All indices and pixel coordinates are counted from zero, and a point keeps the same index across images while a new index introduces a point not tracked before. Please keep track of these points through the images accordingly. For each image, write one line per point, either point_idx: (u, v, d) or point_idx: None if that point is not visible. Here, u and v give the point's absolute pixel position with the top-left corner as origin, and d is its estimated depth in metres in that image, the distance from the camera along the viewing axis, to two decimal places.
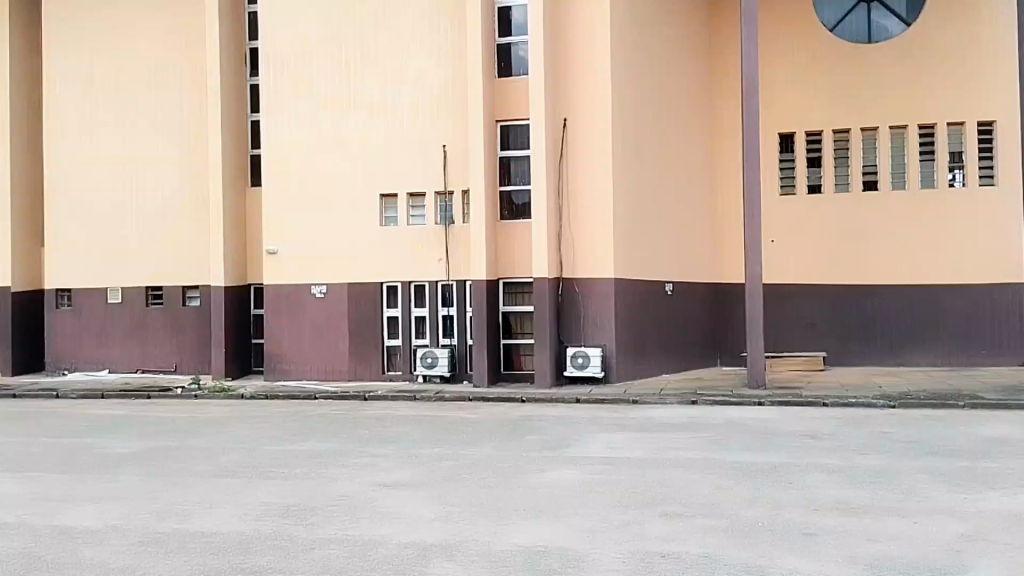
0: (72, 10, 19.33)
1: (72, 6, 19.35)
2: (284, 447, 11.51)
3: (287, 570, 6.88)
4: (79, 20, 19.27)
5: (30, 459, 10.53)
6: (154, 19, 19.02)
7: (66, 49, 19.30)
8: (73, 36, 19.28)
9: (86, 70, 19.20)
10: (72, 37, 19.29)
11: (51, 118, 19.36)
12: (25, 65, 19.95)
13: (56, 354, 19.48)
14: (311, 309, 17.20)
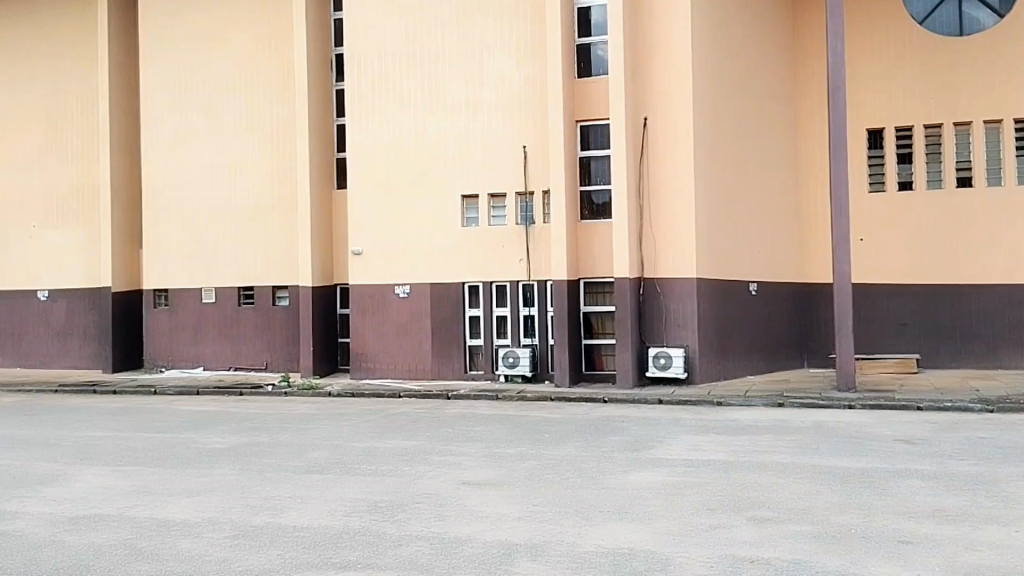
0: (168, 22, 20.20)
1: (168, 18, 20.21)
2: (370, 444, 11.77)
3: (376, 565, 7.05)
4: (175, 31, 20.12)
5: (132, 452, 11.06)
6: (243, 28, 19.70)
7: (162, 59, 20.18)
8: (168, 47, 20.14)
9: (181, 80, 20.03)
10: (168, 48, 20.15)
11: (149, 125, 20.26)
12: (124, 76, 20.93)
13: (155, 352, 20.35)
14: (395, 308, 17.56)
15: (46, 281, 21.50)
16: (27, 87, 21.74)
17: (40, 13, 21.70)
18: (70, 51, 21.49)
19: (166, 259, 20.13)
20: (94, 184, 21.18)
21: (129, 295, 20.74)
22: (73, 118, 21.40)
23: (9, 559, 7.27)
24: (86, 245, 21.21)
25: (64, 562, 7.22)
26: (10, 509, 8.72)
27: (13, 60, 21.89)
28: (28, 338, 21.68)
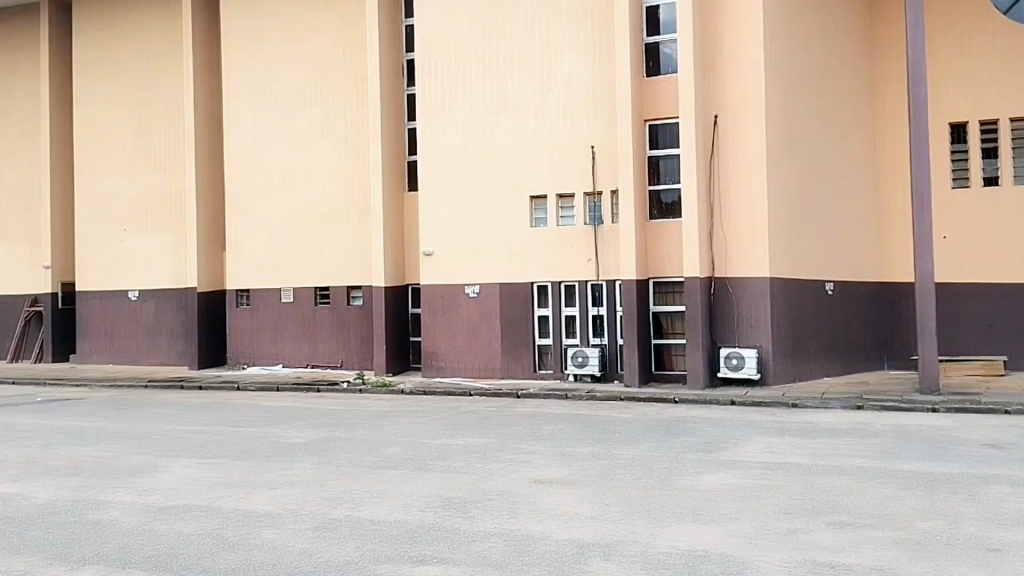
0: (246, 32, 20.89)
1: (247, 27, 20.89)
2: (443, 441, 11.97)
3: (451, 560, 7.20)
4: (253, 40, 20.79)
5: (217, 446, 11.50)
6: (318, 36, 20.23)
7: (242, 68, 20.89)
8: (247, 56, 20.84)
9: (260, 88, 20.69)
10: (247, 57, 20.84)
11: (230, 132, 20.99)
12: (207, 84, 21.72)
13: (235, 350, 21.05)
14: (465, 308, 17.79)
15: (136, 282, 22.49)
16: (117, 97, 22.76)
17: (128, 26, 22.67)
18: (156, 62, 22.40)
19: (246, 260, 20.82)
20: (179, 189, 22.05)
21: (212, 295, 21.53)
22: (159, 125, 22.32)
23: (106, 545, 7.67)
24: (172, 248, 22.11)
25: (156, 550, 7.58)
26: (106, 498, 9.19)
27: (104, 71, 22.94)
28: (119, 336, 22.74)
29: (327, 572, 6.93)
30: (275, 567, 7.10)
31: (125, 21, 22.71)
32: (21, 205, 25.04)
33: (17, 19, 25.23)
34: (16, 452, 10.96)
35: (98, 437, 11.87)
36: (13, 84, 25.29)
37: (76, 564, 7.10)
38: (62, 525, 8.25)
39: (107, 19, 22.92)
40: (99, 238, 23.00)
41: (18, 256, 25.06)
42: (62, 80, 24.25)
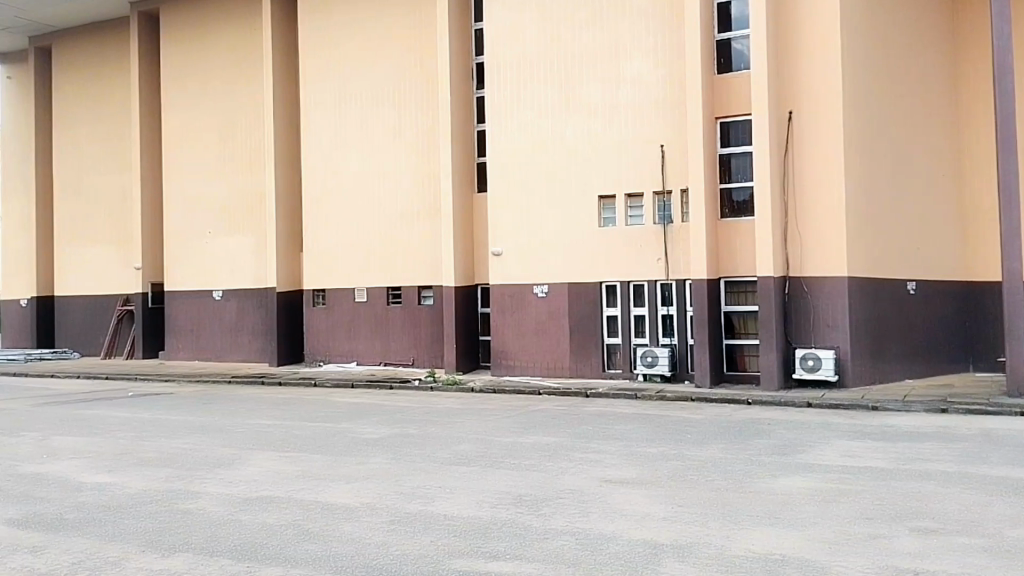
0: (322, 38, 21.43)
1: (322, 34, 21.44)
2: (515, 439, 12.09)
3: (525, 557, 7.27)
4: (328, 47, 21.33)
5: (296, 440, 11.86)
6: (389, 40, 20.62)
7: (317, 73, 21.47)
8: (322, 62, 21.41)
9: (334, 93, 21.23)
10: (322, 63, 21.40)
11: (306, 137, 21.61)
12: (285, 90, 22.37)
13: (312, 347, 21.68)
14: (534, 307, 17.91)
15: (220, 282, 23.33)
16: (200, 105, 23.65)
17: (211, 35, 23.51)
18: (236, 70, 23.16)
19: (321, 261, 21.37)
20: (259, 192, 22.77)
21: (290, 295, 22.17)
22: (237, 130, 23.10)
23: (194, 533, 8.01)
24: (252, 249, 22.85)
25: (241, 539, 7.88)
26: (194, 488, 9.58)
27: (188, 80, 23.87)
28: (203, 333, 23.64)
29: (403, 565, 7.10)
30: (354, 558, 7.30)
31: (208, 31, 23.55)
32: (113, 209, 26.26)
33: (109, 31, 26.45)
34: (111, 443, 11.53)
35: (186, 430, 12.39)
36: (106, 94, 26.52)
37: (168, 551, 7.44)
38: (153, 513, 8.65)
39: (191, 30, 23.81)
40: (184, 240, 23.96)
41: (110, 258, 26.29)
42: (151, 89, 25.29)
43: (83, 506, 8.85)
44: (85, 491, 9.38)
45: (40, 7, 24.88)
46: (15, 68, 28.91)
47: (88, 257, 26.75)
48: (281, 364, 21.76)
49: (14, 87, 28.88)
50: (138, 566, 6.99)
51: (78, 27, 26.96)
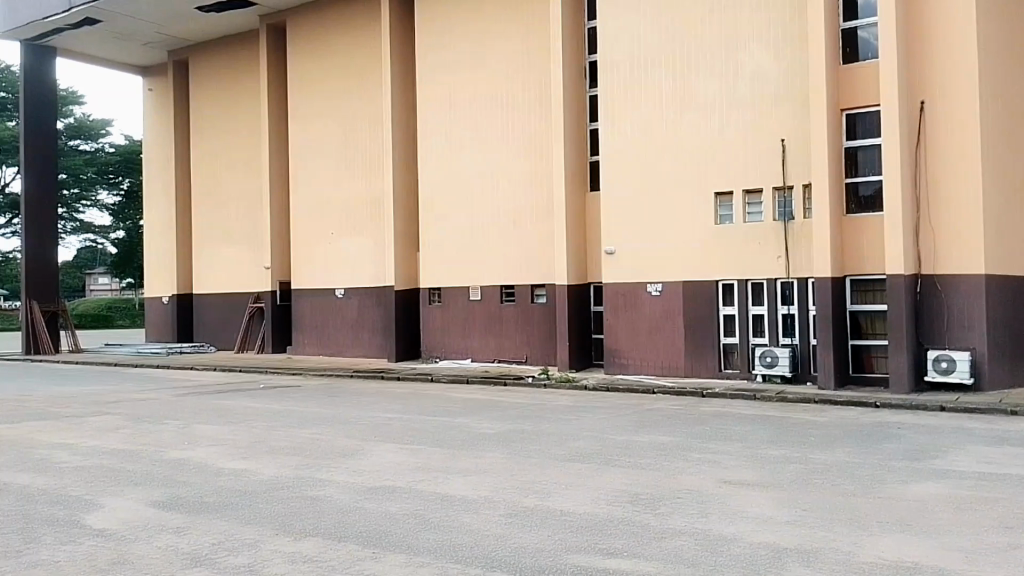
0: (438, 43, 21.97)
1: (439, 39, 21.96)
2: (630, 437, 12.03)
3: (643, 555, 7.18)
4: (444, 52, 21.85)
5: (417, 433, 12.21)
6: (503, 43, 20.89)
7: (433, 78, 22.05)
8: (439, 67, 21.94)
9: (450, 97, 21.73)
10: (439, 68, 21.95)
11: (423, 140, 22.23)
12: (402, 95, 23.02)
13: (429, 344, 22.34)
14: (647, 307, 17.82)
15: (342, 280, 24.28)
16: (323, 111, 24.68)
17: (333, 44, 24.46)
18: (356, 76, 24.00)
19: (437, 261, 22.01)
20: (378, 193, 23.53)
21: (407, 293, 22.85)
22: (357, 135, 23.96)
23: (322, 518, 8.34)
24: (371, 250, 23.65)
25: (366, 525, 8.14)
26: (321, 476, 10.00)
27: (312, 88, 24.94)
28: (326, 330, 24.67)
29: (521, 557, 7.16)
30: (472, 549, 7.41)
31: (330, 40, 24.52)
32: (244, 212, 27.76)
33: (240, 44, 27.94)
34: (247, 432, 12.20)
35: (314, 421, 12.97)
36: (237, 103, 28.05)
37: (298, 534, 7.75)
38: (284, 498, 9.06)
39: (315, 39, 24.85)
40: (309, 241, 25.08)
41: (242, 258, 27.83)
42: (279, 97, 26.53)
43: (221, 489, 9.37)
44: (223, 476, 9.94)
45: (178, 23, 26.55)
46: (156, 81, 30.95)
47: (222, 257, 28.40)
48: (399, 360, 22.43)
49: (155, 99, 30.92)
50: (271, 547, 7.32)
51: (211, 42, 28.60)
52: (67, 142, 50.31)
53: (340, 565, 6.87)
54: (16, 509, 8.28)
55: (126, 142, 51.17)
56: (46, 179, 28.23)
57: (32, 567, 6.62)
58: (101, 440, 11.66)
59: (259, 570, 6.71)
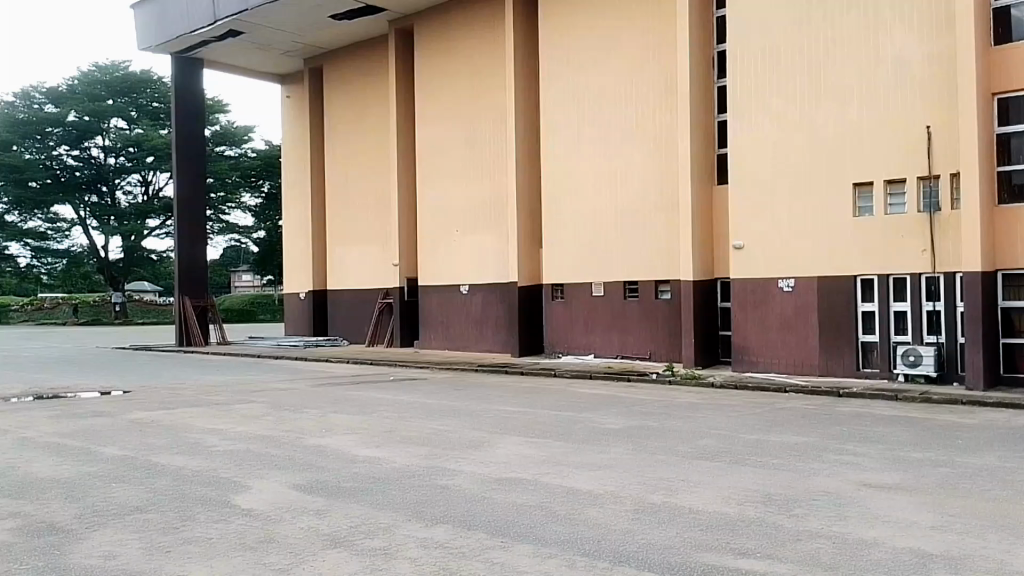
0: (562, 41, 22.12)
1: (563, 37, 22.11)
2: (759, 436, 11.73)
3: (775, 555, 6.95)
4: (568, 49, 21.97)
5: (542, 427, 12.35)
6: (627, 37, 20.78)
7: (557, 76, 22.22)
8: (563, 65, 22.09)
9: (573, 94, 21.83)
10: (563, 65, 22.09)
11: (548, 137, 22.43)
12: (527, 93, 23.29)
13: (553, 340, 22.58)
14: (779, 303, 17.31)
15: (468, 277, 24.82)
16: (450, 111, 25.27)
17: (458, 46, 25.01)
18: (482, 76, 24.44)
19: (560, 257, 22.19)
20: (502, 191, 23.89)
21: (530, 290, 23.12)
22: (481, 134, 24.41)
23: (452, 506, 8.49)
24: (495, 247, 24.07)
25: (494, 515, 8.24)
26: (449, 467, 10.23)
27: (438, 89, 25.60)
28: (451, 325, 25.28)
29: (648, 552, 7.06)
30: (599, 541, 7.37)
31: (457, 41, 25.07)
32: (374, 211, 28.85)
33: (371, 49, 29.02)
34: (379, 422, 12.69)
35: (442, 413, 13.34)
36: (368, 106, 29.16)
37: (429, 520, 7.89)
38: (414, 486, 9.29)
39: (441, 41, 25.48)
40: (435, 239, 25.78)
41: (372, 255, 28.93)
42: (407, 99, 27.35)
43: (356, 475, 9.73)
44: (358, 463, 10.34)
45: (312, 31, 27.84)
46: (293, 87, 32.58)
47: (353, 255, 29.64)
48: (523, 355, 22.76)
49: (292, 105, 32.55)
50: (404, 532, 7.46)
51: (344, 49, 29.85)
52: (214, 148, 53.55)
53: (470, 552, 6.92)
54: (174, 487, 8.82)
55: (266, 147, 54.15)
56: (195, 183, 30.28)
57: (188, 540, 6.96)
58: (247, 427, 12.38)
59: (394, 553, 6.82)
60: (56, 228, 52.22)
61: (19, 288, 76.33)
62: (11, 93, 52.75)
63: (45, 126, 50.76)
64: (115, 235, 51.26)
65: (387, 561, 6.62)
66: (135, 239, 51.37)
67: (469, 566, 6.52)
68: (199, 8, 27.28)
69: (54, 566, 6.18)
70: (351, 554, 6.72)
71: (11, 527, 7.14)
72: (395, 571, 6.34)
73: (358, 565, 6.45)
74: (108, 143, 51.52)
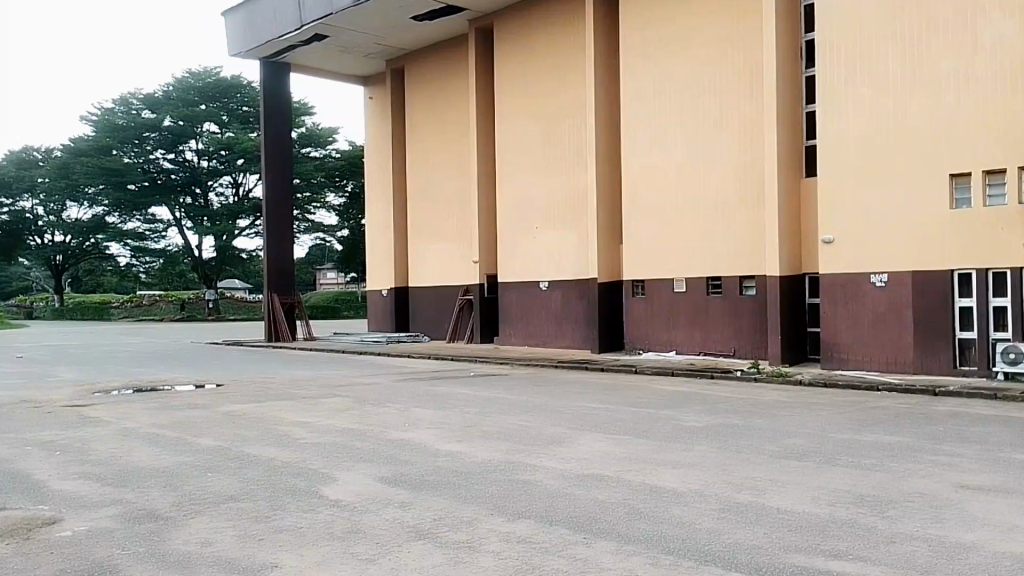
0: (644, 34, 21.94)
1: (644, 30, 21.93)
2: (850, 436, 11.35)
3: (869, 558, 6.68)
4: (650, 42, 21.77)
5: (623, 424, 12.25)
6: (710, 29, 20.46)
7: (638, 70, 22.05)
8: (644, 58, 21.90)
9: (655, 88, 21.62)
10: (644, 59, 21.90)
11: (628, 132, 22.27)
12: (607, 88, 23.15)
13: (633, 336, 22.42)
14: (871, 298, 16.76)
15: (547, 273, 24.85)
16: (529, 108, 25.33)
17: (537, 43, 25.07)
18: (561, 73, 24.42)
19: (641, 253, 22.01)
20: (582, 187, 23.83)
21: (610, 286, 23.03)
22: (561, 130, 24.39)
23: (534, 500, 8.44)
24: (574, 243, 24.04)
25: (577, 510, 8.10)
26: (531, 463, 10.21)
27: (518, 86, 25.70)
28: (531, 322, 25.37)
29: (736, 552, 6.81)
30: (685, 541, 7.13)
31: (537, 37, 25.11)
32: (454, 209, 29.20)
33: (451, 49, 29.37)
34: (460, 418, 12.81)
35: (523, 409, 13.39)
36: (448, 105, 29.53)
37: (511, 513, 7.84)
38: (496, 480, 9.29)
39: (521, 38, 25.57)
40: (515, 235, 25.92)
41: (452, 252, 29.31)
42: (488, 97, 27.54)
43: (439, 469, 9.80)
44: (440, 457, 10.45)
45: (394, 32, 28.34)
46: (375, 89, 33.26)
47: (433, 253, 30.08)
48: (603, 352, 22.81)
49: (375, 105, 33.25)
50: (487, 526, 7.42)
51: (424, 49, 30.29)
52: (300, 150, 55.04)
53: (553, 547, 6.83)
54: (265, 478, 9.04)
55: (350, 148, 55.47)
56: (283, 184, 31.23)
57: (279, 529, 7.09)
58: (334, 421, 12.70)
59: (478, 546, 6.78)
60: (153, 229, 54.59)
61: (121, 286, 80.22)
62: (112, 100, 55.41)
63: (143, 131, 53.14)
64: (208, 235, 53.26)
65: (470, 553, 6.60)
66: (227, 239, 53.26)
67: (552, 561, 6.44)
68: (286, 13, 28.08)
69: (154, 552, 6.38)
70: (436, 547, 6.71)
71: (114, 513, 7.41)
72: (479, 564, 6.30)
73: (442, 557, 6.44)
74: (201, 146, 53.50)
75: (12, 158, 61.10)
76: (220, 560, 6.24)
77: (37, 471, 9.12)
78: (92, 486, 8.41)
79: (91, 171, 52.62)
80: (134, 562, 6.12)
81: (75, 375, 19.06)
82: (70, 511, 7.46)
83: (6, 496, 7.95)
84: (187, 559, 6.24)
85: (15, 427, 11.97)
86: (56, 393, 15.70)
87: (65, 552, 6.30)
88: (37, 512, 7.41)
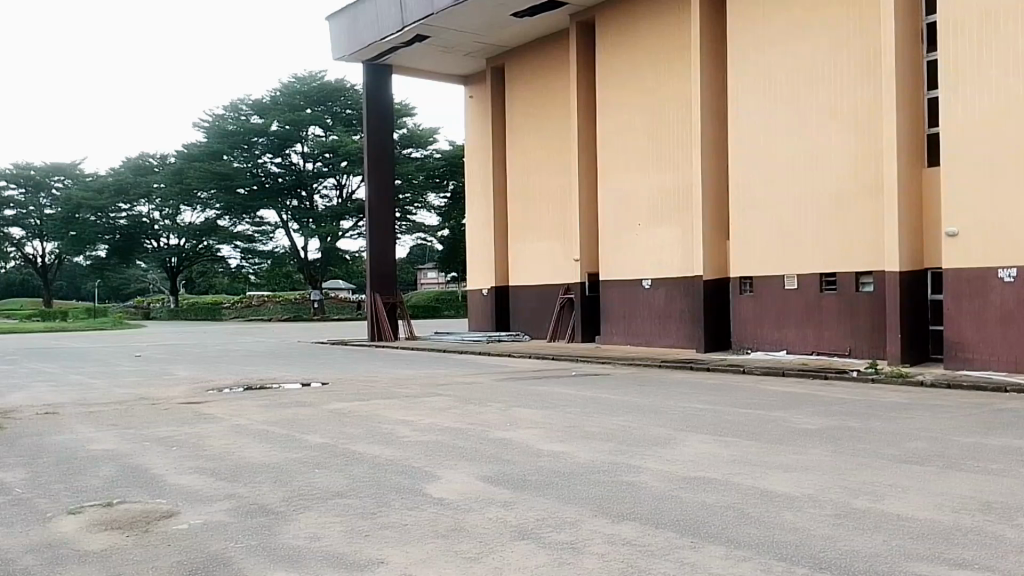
0: (752, 24, 21.34)
1: (753, 19, 21.33)
2: (977, 440, 10.58)
3: (1005, 569, 5.90)
4: (761, 31, 21.09)
5: (733, 426, 11.78)
6: (823, 14, 19.70)
7: (746, 61, 21.46)
8: (754, 48, 21.26)
9: (765, 76, 20.95)
10: (754, 48, 21.27)
11: (736, 126, 21.69)
12: (713, 82, 22.58)
13: (741, 335, 21.90)
14: (999, 294, 15.95)
15: (649, 271, 24.54)
16: (632, 104, 24.98)
17: (639, 37, 24.76)
18: (665, 65, 23.97)
19: (751, 251, 21.41)
20: (686, 182, 23.36)
21: (716, 284, 22.52)
22: (665, 123, 23.96)
23: (637, 500, 8.03)
24: (679, 240, 23.57)
25: (682, 514, 7.54)
26: (633, 464, 9.78)
27: (620, 80, 25.40)
28: (633, 320, 25.11)
29: (855, 561, 6.15)
30: (796, 548, 6.47)
31: (640, 29, 24.71)
32: (555, 208, 29.12)
33: (552, 47, 29.34)
34: (562, 418, 12.62)
35: (626, 410, 13.09)
36: (549, 104, 29.45)
37: (614, 513, 7.55)
38: (596, 478, 9.04)
39: (625, 32, 25.22)
40: (618, 233, 25.63)
41: (552, 252, 29.26)
42: (591, 94, 27.34)
43: (542, 467, 9.65)
44: (542, 456, 10.25)
45: (493, 30, 28.55)
46: (475, 87, 33.58)
47: (533, 252, 30.15)
48: (708, 351, 22.23)
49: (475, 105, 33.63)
50: (589, 527, 7.07)
51: (525, 48, 30.36)
52: (402, 151, 56.12)
53: (659, 551, 6.42)
54: (369, 475, 9.10)
55: (450, 148, 56.35)
56: (384, 184, 31.80)
57: (384, 526, 7.08)
58: (437, 419, 12.74)
59: (582, 547, 6.53)
60: (262, 231, 57.01)
61: (231, 286, 83.86)
62: (223, 107, 57.90)
63: (251, 137, 55.35)
64: (314, 237, 55.18)
65: (573, 557, 6.28)
66: (331, 241, 54.94)
67: (658, 565, 6.09)
68: (387, 16, 28.62)
69: (264, 545, 6.47)
70: (540, 547, 6.53)
71: (226, 507, 7.61)
72: (583, 566, 6.07)
73: (546, 558, 6.25)
74: (306, 149, 55.34)
75: (130, 164, 64.69)
76: (329, 555, 6.26)
77: (157, 465, 9.47)
78: (207, 481, 8.67)
79: (203, 176, 55.12)
80: (245, 555, 6.22)
81: (191, 372, 19.83)
82: (185, 504, 7.70)
83: (128, 488, 8.27)
84: (296, 553, 6.29)
85: (135, 423, 12.51)
86: (174, 390, 16.36)
87: (182, 543, 6.47)
88: (156, 505, 7.68)
